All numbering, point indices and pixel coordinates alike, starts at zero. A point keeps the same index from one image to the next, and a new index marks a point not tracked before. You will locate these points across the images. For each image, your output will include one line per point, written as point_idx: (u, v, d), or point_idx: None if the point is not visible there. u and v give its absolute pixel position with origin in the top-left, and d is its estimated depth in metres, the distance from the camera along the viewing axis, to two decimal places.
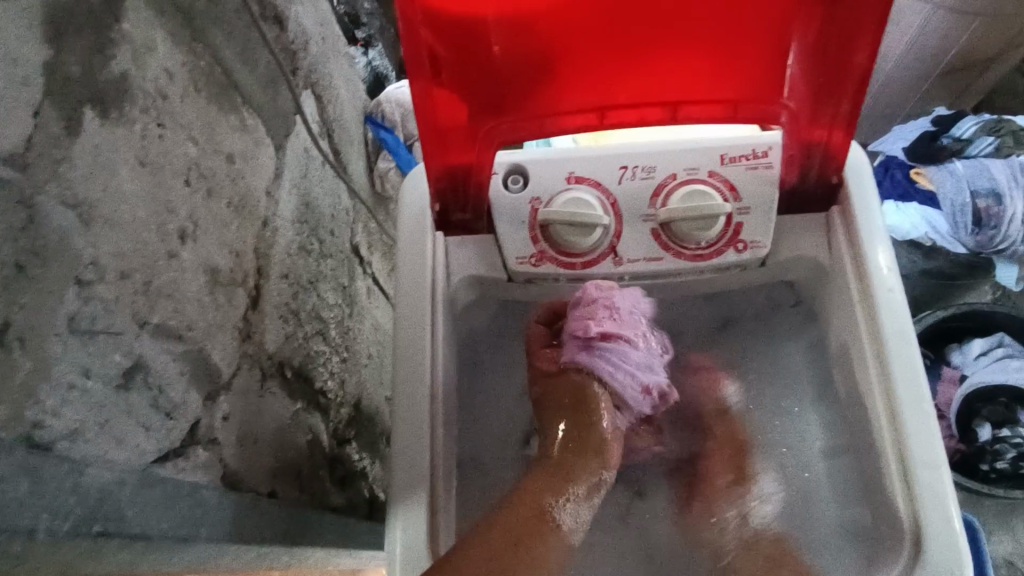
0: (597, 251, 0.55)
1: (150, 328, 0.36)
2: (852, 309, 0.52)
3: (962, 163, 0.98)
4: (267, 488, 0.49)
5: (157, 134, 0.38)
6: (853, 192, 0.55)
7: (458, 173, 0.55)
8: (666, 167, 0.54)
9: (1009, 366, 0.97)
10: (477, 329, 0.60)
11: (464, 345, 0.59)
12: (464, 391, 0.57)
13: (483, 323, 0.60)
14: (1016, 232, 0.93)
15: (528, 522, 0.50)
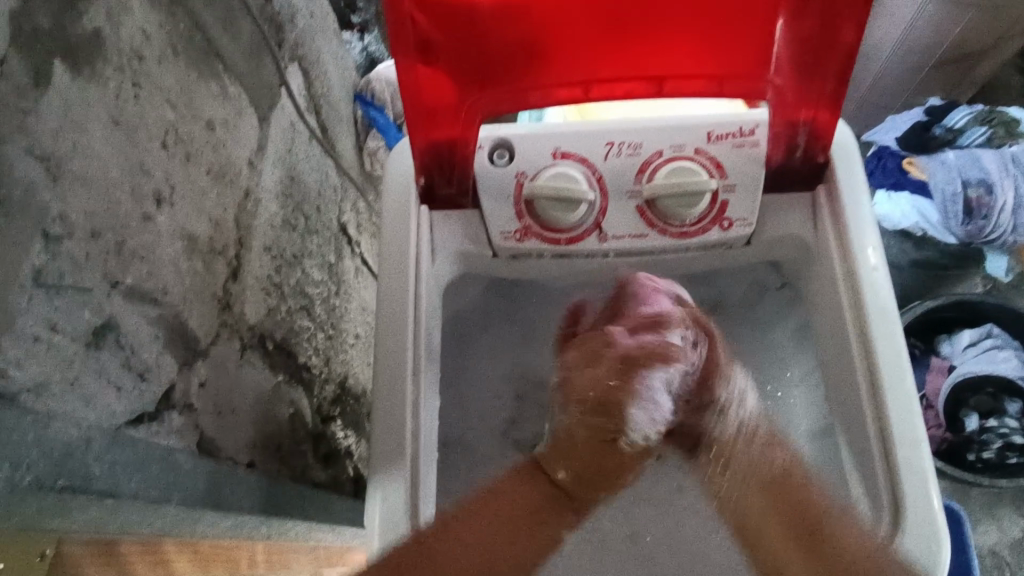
0: (582, 228, 0.54)
1: (122, 289, 0.36)
2: (836, 289, 0.52)
3: (953, 153, 0.98)
4: (247, 458, 0.49)
5: (132, 94, 0.38)
6: (839, 172, 0.54)
7: (443, 147, 0.54)
8: (652, 143, 0.54)
9: (996, 357, 0.98)
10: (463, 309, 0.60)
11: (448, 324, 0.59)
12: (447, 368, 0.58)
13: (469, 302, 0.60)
14: (1006, 222, 0.94)
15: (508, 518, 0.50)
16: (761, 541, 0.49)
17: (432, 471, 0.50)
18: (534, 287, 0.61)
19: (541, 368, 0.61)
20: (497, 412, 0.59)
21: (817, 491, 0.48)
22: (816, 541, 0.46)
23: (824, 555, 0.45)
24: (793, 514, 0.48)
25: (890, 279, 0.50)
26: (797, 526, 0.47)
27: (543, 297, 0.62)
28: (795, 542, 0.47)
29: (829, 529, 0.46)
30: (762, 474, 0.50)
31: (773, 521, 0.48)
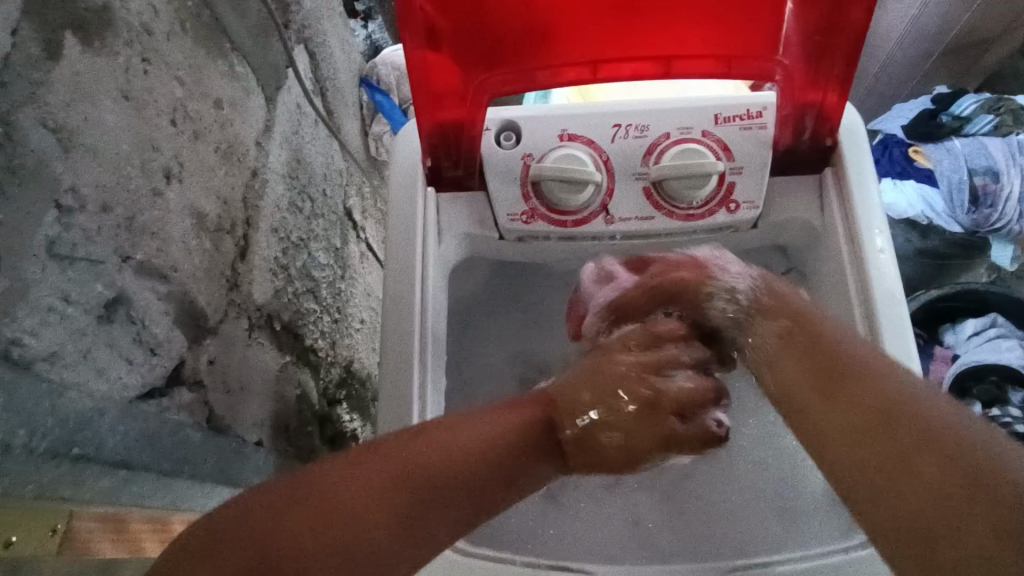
0: (589, 209, 0.54)
1: (133, 264, 0.36)
2: (843, 272, 0.52)
3: (959, 141, 0.99)
4: (256, 437, 0.50)
5: (141, 69, 0.38)
6: (847, 153, 0.54)
7: (450, 128, 0.54)
8: (660, 125, 0.54)
9: (1000, 346, 0.98)
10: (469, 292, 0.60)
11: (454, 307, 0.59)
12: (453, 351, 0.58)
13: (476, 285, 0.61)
14: (1011, 211, 0.95)
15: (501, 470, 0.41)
16: (803, 414, 0.41)
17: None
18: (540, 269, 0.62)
19: (546, 351, 0.62)
20: (502, 394, 0.60)
21: (841, 330, 0.43)
22: (834, 373, 0.40)
23: (846, 382, 0.39)
24: (812, 351, 0.42)
25: (896, 259, 0.50)
26: (813, 361, 0.42)
27: (549, 281, 0.62)
28: (814, 380, 0.41)
29: (848, 363, 0.40)
30: (774, 341, 0.45)
31: (790, 363, 0.43)
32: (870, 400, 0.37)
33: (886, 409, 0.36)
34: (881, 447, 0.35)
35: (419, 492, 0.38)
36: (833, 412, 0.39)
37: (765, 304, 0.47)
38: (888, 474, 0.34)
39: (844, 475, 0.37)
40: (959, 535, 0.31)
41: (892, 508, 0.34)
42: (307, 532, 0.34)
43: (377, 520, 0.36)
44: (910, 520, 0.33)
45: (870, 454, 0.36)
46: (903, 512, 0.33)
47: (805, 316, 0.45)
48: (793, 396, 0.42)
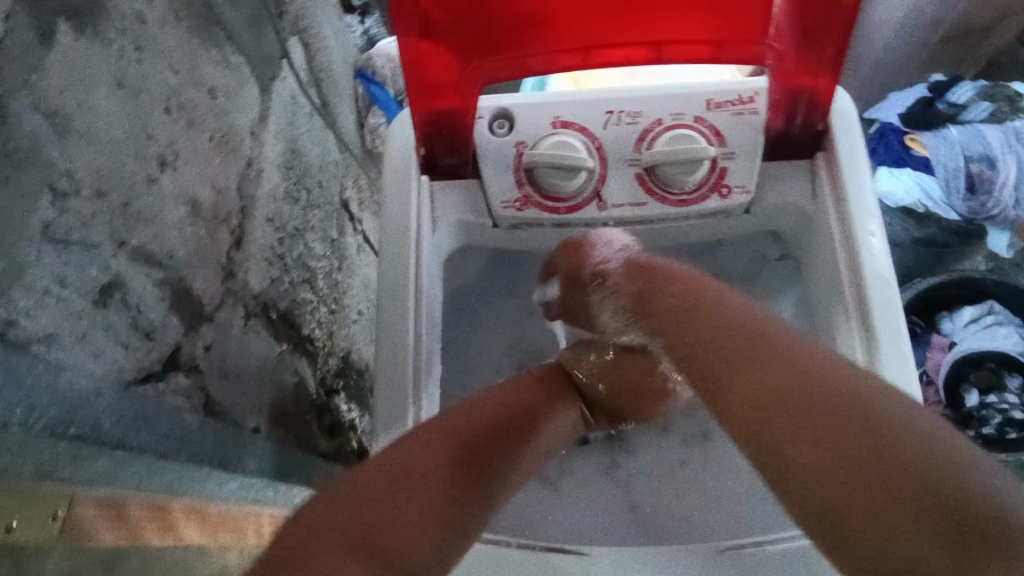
0: (581, 196, 0.55)
1: (128, 249, 0.37)
2: (834, 255, 0.52)
3: (956, 129, 0.98)
4: (254, 424, 0.50)
5: (135, 57, 0.38)
6: (839, 139, 0.54)
7: (445, 116, 0.54)
8: (652, 112, 0.54)
9: (997, 333, 0.98)
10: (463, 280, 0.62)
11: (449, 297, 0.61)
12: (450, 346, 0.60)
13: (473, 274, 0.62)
14: (1009, 198, 0.95)
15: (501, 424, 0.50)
16: (722, 402, 0.42)
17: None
18: (535, 255, 0.63)
19: None
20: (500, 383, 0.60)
21: (742, 316, 0.45)
22: (749, 358, 0.42)
23: (753, 368, 0.41)
24: (719, 338, 0.44)
25: (886, 242, 0.50)
26: (726, 346, 0.43)
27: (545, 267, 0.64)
28: (731, 367, 0.42)
29: (755, 349, 0.42)
30: (682, 327, 0.47)
31: (704, 351, 0.44)
32: (790, 381, 0.39)
33: (805, 387, 0.38)
34: (811, 423, 0.37)
35: (464, 452, 0.46)
36: (757, 396, 0.40)
37: (662, 299, 0.49)
38: (823, 448, 0.36)
39: (778, 467, 0.38)
40: (896, 488, 0.33)
41: (822, 489, 0.35)
42: (389, 498, 0.41)
43: (448, 477, 0.44)
44: (848, 487, 0.34)
45: (800, 441, 0.37)
46: (838, 489, 0.35)
47: (709, 304, 0.47)
48: (712, 385, 0.43)
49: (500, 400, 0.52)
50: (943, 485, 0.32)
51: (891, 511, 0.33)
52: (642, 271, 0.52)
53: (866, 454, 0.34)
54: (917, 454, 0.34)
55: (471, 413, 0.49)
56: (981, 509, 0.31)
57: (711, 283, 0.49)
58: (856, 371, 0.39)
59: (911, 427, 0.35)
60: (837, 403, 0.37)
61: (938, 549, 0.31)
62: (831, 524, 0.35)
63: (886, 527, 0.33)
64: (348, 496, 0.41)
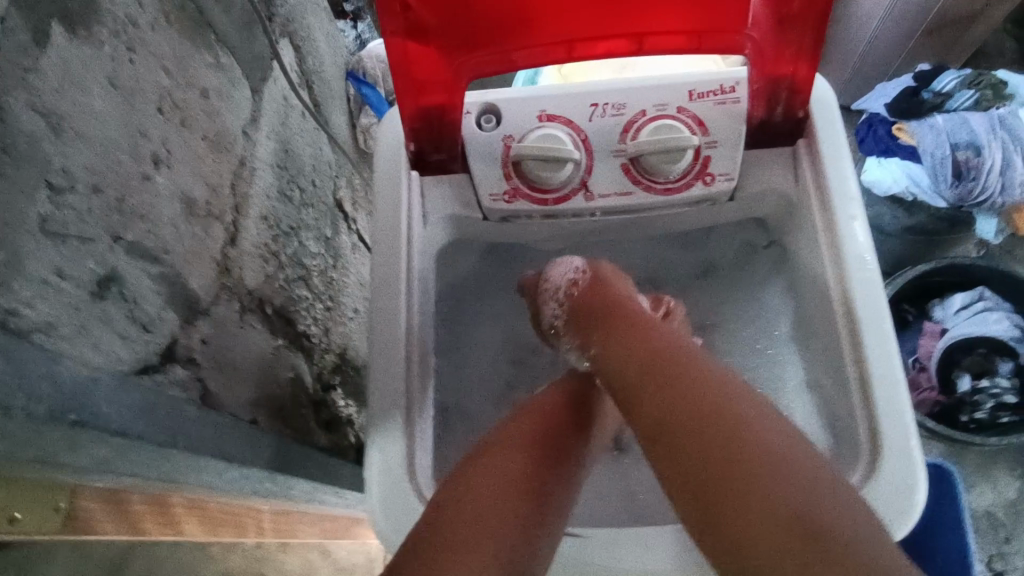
0: (569, 186, 0.56)
1: (124, 244, 0.38)
2: (816, 240, 0.53)
3: (942, 117, 0.99)
4: (250, 416, 0.51)
5: (128, 59, 0.39)
6: (818, 126, 0.55)
7: (433, 112, 0.56)
8: (636, 103, 0.55)
9: (989, 319, 1.00)
10: (456, 276, 0.64)
11: (443, 294, 0.62)
12: (443, 341, 0.61)
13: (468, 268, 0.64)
14: (994, 183, 0.95)
15: (557, 426, 0.53)
16: (633, 411, 0.48)
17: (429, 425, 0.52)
18: (527, 248, 0.66)
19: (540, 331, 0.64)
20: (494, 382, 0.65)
21: (669, 340, 0.52)
22: (665, 371, 0.49)
23: (665, 384, 0.48)
24: (644, 356, 0.51)
25: (868, 226, 0.51)
26: (641, 360, 0.51)
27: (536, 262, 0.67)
28: (646, 377, 0.49)
29: (669, 365, 0.49)
30: (619, 347, 0.54)
31: (628, 364, 0.51)
32: (685, 390, 0.46)
33: (695, 396, 0.46)
34: (690, 426, 0.44)
35: (547, 447, 0.51)
36: (655, 401, 0.47)
37: (611, 321, 0.57)
38: (694, 447, 0.43)
39: (668, 466, 0.44)
40: (756, 492, 0.40)
41: (703, 489, 0.41)
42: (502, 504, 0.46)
43: (524, 487, 0.48)
44: (707, 482, 0.41)
45: (691, 446, 0.43)
46: (711, 490, 0.41)
47: (643, 326, 0.55)
48: (628, 388, 0.50)
49: (552, 403, 0.55)
50: (777, 488, 0.39)
51: (739, 510, 0.39)
52: (598, 305, 0.59)
53: (727, 457, 0.42)
54: (768, 459, 0.41)
55: (529, 421, 0.53)
56: (800, 511, 0.38)
57: (643, 314, 0.57)
58: (743, 389, 0.46)
59: (774, 438, 0.42)
60: (725, 417, 0.44)
61: (779, 541, 0.37)
62: (704, 519, 0.41)
63: (741, 524, 0.39)
64: (471, 507, 0.45)
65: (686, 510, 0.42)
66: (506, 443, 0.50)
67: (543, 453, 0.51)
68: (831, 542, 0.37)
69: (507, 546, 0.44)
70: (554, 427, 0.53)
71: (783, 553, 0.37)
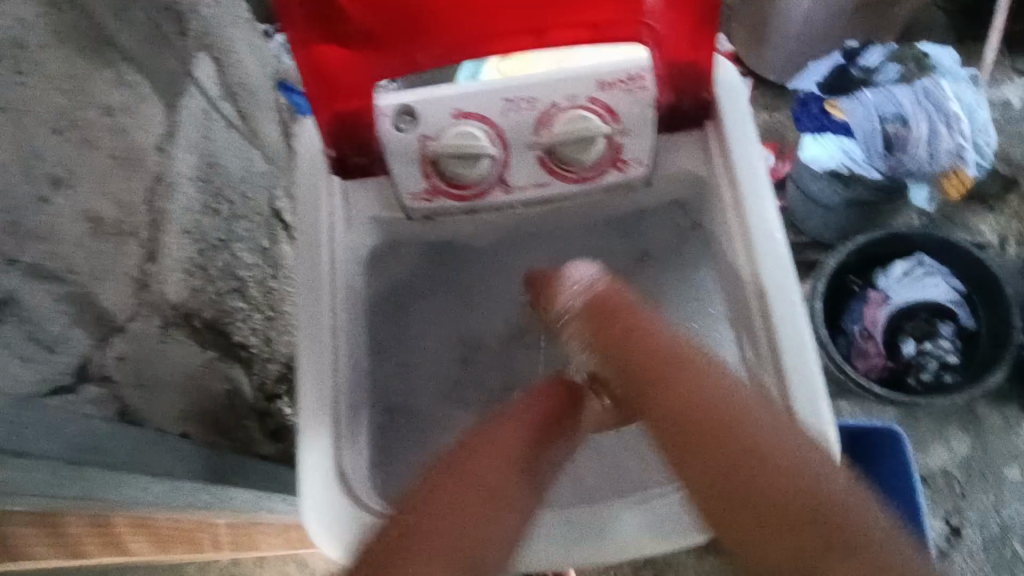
0: (486, 182, 0.57)
1: (22, 267, 0.38)
2: (727, 216, 0.55)
3: (870, 91, 1.02)
4: (179, 429, 0.54)
5: (15, 81, 0.39)
6: (724, 106, 0.57)
7: (348, 118, 0.56)
8: (547, 95, 0.56)
9: (926, 284, 1.04)
10: (395, 276, 0.64)
11: (381, 295, 0.63)
12: (380, 343, 0.62)
13: (404, 269, 0.64)
14: (921, 154, 0.99)
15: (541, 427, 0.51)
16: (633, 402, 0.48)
17: (359, 426, 0.55)
18: (462, 246, 0.65)
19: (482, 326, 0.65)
20: None
21: (666, 334, 0.50)
22: (667, 371, 0.47)
23: (662, 379, 0.47)
24: (643, 351, 0.49)
25: (776, 210, 0.53)
26: (646, 363, 0.48)
27: (471, 257, 0.66)
28: (646, 373, 0.48)
29: (672, 364, 0.48)
30: (615, 344, 0.50)
31: (623, 360, 0.49)
32: (700, 398, 0.46)
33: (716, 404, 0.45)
34: (692, 425, 0.45)
35: (526, 456, 0.49)
36: (669, 409, 0.46)
37: (619, 316, 0.51)
38: (724, 453, 0.44)
39: (676, 461, 0.45)
40: (766, 488, 0.42)
41: (715, 481, 0.43)
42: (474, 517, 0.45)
43: (496, 498, 0.46)
44: (731, 493, 0.43)
45: (695, 444, 0.45)
46: (722, 487, 0.43)
47: (646, 325, 0.50)
48: (625, 383, 0.49)
49: (534, 403, 0.52)
50: (777, 479, 0.42)
51: (753, 502, 0.42)
52: (612, 307, 0.52)
53: (750, 467, 0.43)
54: (772, 453, 0.43)
55: (511, 426, 0.50)
56: (804, 499, 0.41)
57: (642, 307, 0.52)
58: (734, 383, 0.47)
59: (769, 429, 0.44)
60: (726, 416, 0.45)
61: (786, 530, 0.41)
62: (720, 510, 0.43)
63: (753, 516, 0.42)
64: (432, 524, 0.44)
65: (713, 510, 0.44)
66: (484, 451, 0.48)
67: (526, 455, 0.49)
68: (832, 525, 0.40)
69: (477, 562, 0.44)
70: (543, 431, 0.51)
71: (789, 539, 0.40)
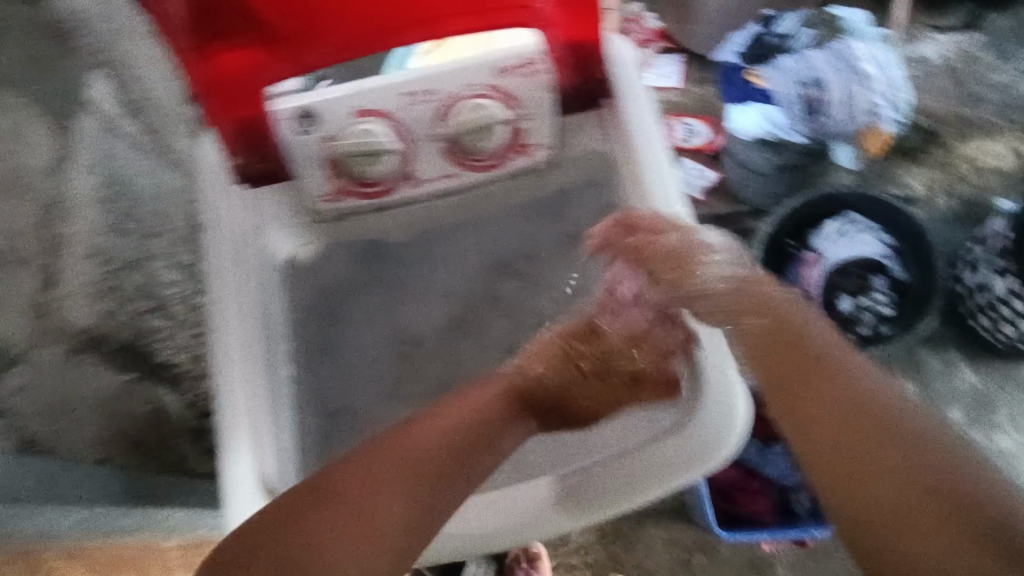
0: (393, 177, 0.59)
1: None
2: (631, 186, 0.60)
3: (788, 57, 1.04)
4: (97, 456, 0.61)
5: None
6: (620, 82, 0.59)
7: (247, 128, 0.56)
8: (445, 86, 0.56)
9: (856, 241, 1.07)
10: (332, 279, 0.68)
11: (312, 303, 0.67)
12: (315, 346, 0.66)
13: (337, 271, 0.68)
14: (839, 114, 1.01)
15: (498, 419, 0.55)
16: (791, 408, 0.50)
17: (277, 427, 0.55)
18: (391, 247, 0.68)
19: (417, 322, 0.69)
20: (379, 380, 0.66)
21: (831, 339, 0.52)
22: (806, 378, 0.50)
23: (809, 384, 0.50)
24: (793, 354, 0.52)
25: (685, 190, 0.58)
26: (790, 366, 0.51)
27: (402, 255, 0.69)
28: (791, 384, 0.51)
29: (821, 365, 0.50)
30: (754, 330, 0.54)
31: (777, 369, 0.52)
32: (847, 395, 0.48)
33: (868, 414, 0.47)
34: (843, 432, 0.47)
35: (451, 458, 0.51)
36: (816, 417, 0.49)
37: (719, 316, 0.55)
38: (913, 453, 0.44)
39: (831, 482, 0.46)
40: (911, 491, 0.43)
41: (861, 499, 0.45)
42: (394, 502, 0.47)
43: (398, 498, 0.47)
44: (885, 505, 0.44)
45: (857, 450, 0.46)
46: (880, 504, 0.44)
47: (789, 314, 0.54)
48: (781, 395, 0.51)
49: (471, 403, 0.55)
50: (964, 481, 0.43)
51: (887, 517, 0.43)
52: (748, 306, 0.54)
53: (920, 469, 0.44)
54: (927, 455, 0.44)
55: (435, 426, 0.52)
56: (974, 498, 0.42)
57: (745, 293, 0.55)
58: (879, 386, 0.49)
59: (930, 430, 0.46)
60: (874, 424, 0.46)
61: (963, 541, 0.41)
62: (858, 531, 0.45)
63: (898, 528, 0.43)
64: (323, 526, 0.45)
65: (854, 523, 0.45)
66: (401, 449, 0.50)
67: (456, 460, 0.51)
68: (997, 528, 0.41)
69: (379, 553, 0.45)
70: (486, 426, 0.54)
71: (956, 551, 0.41)
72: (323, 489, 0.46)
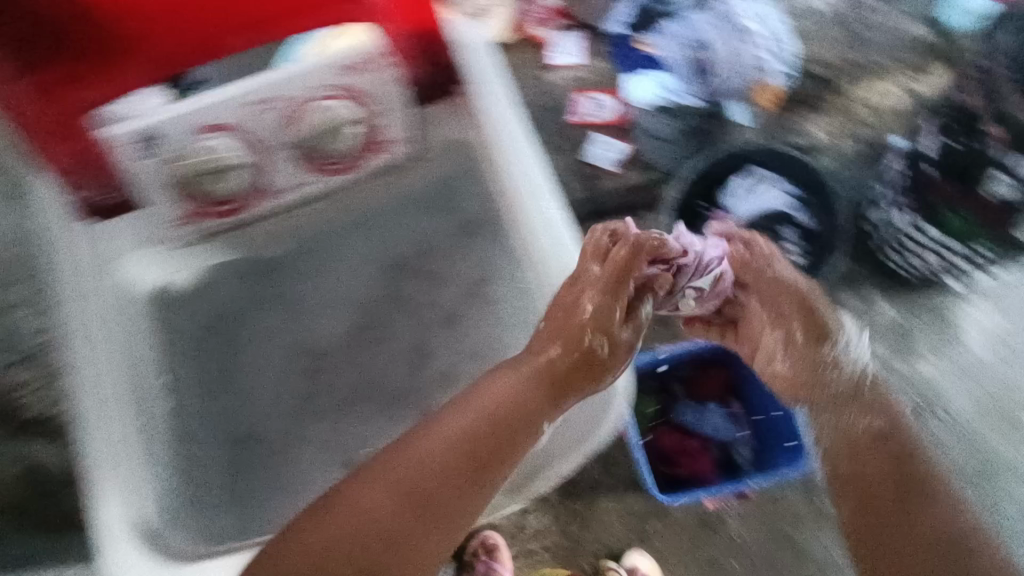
0: (245, 192, 0.59)
1: None
2: (498, 170, 0.61)
3: (671, 20, 0.99)
4: None
5: None
6: (471, 64, 0.59)
7: (80, 158, 0.52)
8: (288, 90, 0.53)
9: (760, 194, 0.94)
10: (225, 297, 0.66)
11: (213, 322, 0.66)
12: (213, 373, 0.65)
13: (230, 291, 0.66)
14: (731, 74, 0.98)
15: (498, 411, 0.51)
16: (860, 498, 0.57)
17: (150, 470, 0.55)
18: (289, 260, 0.67)
19: (323, 334, 0.66)
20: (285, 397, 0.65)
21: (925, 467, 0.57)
22: (910, 495, 0.55)
23: (920, 510, 0.55)
24: (893, 467, 0.57)
25: (547, 169, 0.60)
26: (909, 475, 0.57)
27: (298, 263, 0.67)
28: (890, 501, 0.56)
29: (923, 487, 0.56)
30: (859, 442, 0.59)
31: (872, 476, 0.57)
32: (934, 533, 0.53)
33: (911, 469, 0.57)
34: (900, 527, 0.54)
35: (470, 462, 0.49)
36: (897, 521, 0.54)
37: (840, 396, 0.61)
38: (934, 538, 0.53)
39: (869, 543, 0.55)
40: None
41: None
42: (388, 521, 0.47)
43: (386, 509, 0.47)
44: None
45: (919, 544, 0.53)
46: None
47: (871, 435, 0.59)
48: (861, 496, 0.57)
49: (495, 391, 0.52)
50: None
51: None
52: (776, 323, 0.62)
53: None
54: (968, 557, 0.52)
55: (460, 416, 0.51)
56: None
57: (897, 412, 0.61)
58: (955, 509, 0.55)
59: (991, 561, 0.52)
60: (952, 550, 0.52)
61: None
62: None
63: None
64: (325, 544, 0.46)
65: None
66: (413, 463, 0.49)
67: (451, 475, 0.49)
68: None
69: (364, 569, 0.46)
70: (510, 416, 0.51)
71: None
72: (336, 501, 0.48)
